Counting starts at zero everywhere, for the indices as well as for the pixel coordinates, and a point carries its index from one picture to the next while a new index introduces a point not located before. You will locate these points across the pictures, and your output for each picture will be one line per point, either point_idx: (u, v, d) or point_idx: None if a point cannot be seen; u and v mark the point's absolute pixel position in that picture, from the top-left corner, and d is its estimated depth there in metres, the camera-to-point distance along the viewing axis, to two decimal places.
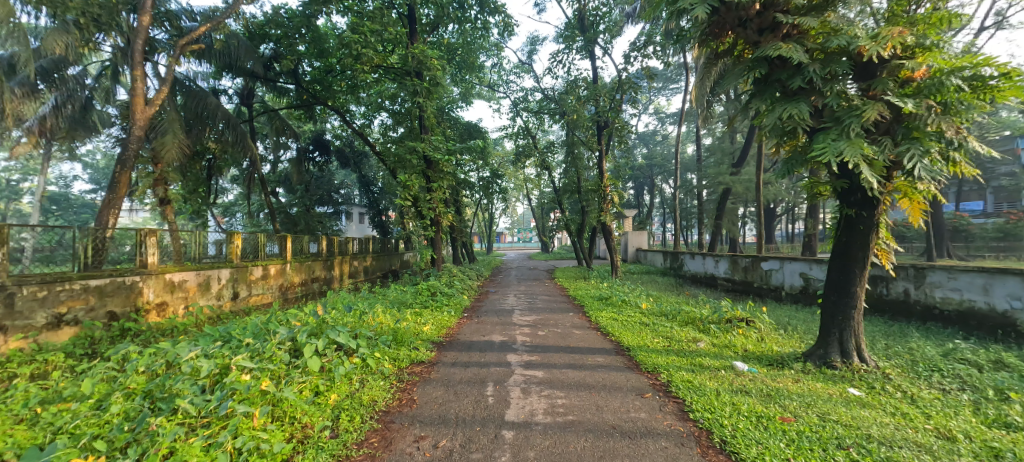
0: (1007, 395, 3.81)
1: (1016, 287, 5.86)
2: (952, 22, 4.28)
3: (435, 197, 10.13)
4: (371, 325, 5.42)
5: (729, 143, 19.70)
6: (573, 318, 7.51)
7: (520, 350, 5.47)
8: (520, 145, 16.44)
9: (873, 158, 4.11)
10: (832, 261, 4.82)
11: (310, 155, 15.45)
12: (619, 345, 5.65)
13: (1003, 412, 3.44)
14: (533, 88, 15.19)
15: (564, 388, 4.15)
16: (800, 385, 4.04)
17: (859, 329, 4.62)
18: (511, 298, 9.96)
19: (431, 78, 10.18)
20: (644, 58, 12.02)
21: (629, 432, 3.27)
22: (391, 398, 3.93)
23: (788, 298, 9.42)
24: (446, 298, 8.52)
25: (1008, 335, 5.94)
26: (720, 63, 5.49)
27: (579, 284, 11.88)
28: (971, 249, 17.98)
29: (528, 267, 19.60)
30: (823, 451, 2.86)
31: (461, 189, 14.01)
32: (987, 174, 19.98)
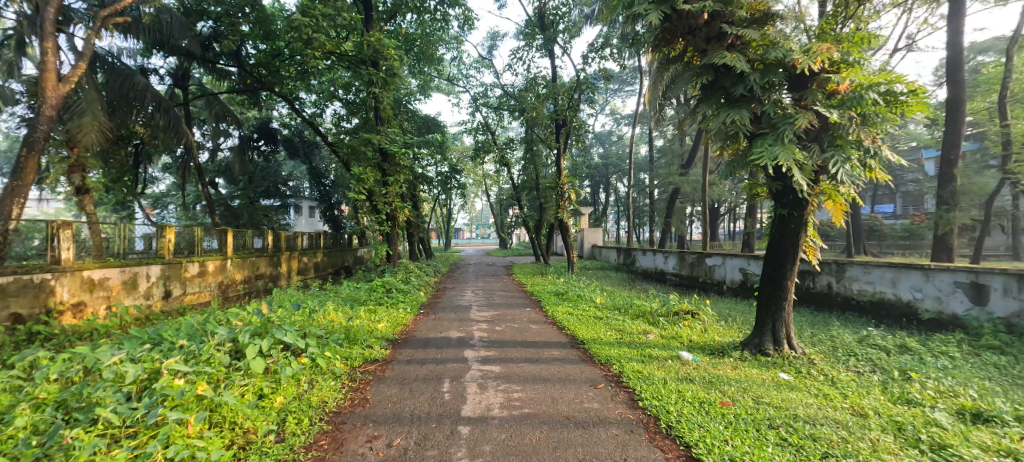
0: (909, 375, 4.26)
1: (919, 281, 6.57)
2: (871, 42, 4.68)
3: (390, 191, 9.90)
4: (322, 324, 5.26)
5: (679, 145, 20.54)
6: (528, 313, 7.63)
7: (477, 346, 5.51)
8: (478, 141, 16.39)
9: (803, 163, 4.46)
10: (766, 258, 5.16)
11: (253, 143, 14.54)
12: (574, 338, 5.82)
13: (906, 390, 3.85)
14: (493, 84, 15.18)
15: (520, 382, 4.22)
16: (737, 371, 4.33)
17: (789, 319, 4.99)
18: (468, 294, 9.97)
19: (388, 69, 9.97)
20: (602, 60, 12.31)
21: (582, 421, 3.39)
22: (343, 398, 3.85)
23: (729, 291, 10.01)
24: (402, 295, 8.42)
25: (911, 323, 6.65)
26: (672, 69, 5.71)
27: (535, 280, 12.01)
28: (884, 247, 19.94)
29: (486, 264, 19.31)
30: (757, 431, 3.09)
31: (417, 184, 13.86)
32: (897, 180, 22.23)
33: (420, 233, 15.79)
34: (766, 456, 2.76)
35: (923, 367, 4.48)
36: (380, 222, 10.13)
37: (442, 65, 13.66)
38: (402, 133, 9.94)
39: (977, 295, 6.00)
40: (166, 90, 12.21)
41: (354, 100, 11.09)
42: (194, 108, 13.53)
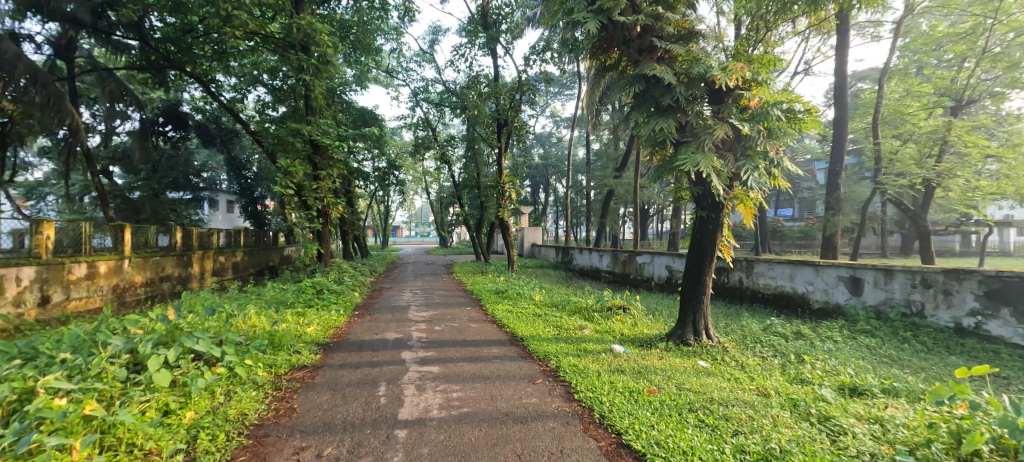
0: (802, 358, 4.82)
1: (811, 276, 7.43)
2: (776, 65, 5.21)
3: (322, 186, 9.45)
4: (241, 329, 4.92)
5: (614, 149, 21.50)
6: (468, 312, 7.64)
7: (415, 347, 5.44)
8: (418, 137, 16.04)
9: (720, 170, 4.88)
10: (689, 256, 5.58)
11: (158, 127, 13.24)
12: (513, 335, 5.94)
13: (800, 371, 4.35)
14: (434, 79, 14.97)
15: (459, 381, 4.25)
16: (663, 361, 4.65)
17: (708, 311, 5.43)
18: (407, 294, 9.81)
19: (320, 55, 9.48)
20: (542, 63, 12.61)
21: (520, 417, 3.49)
22: (265, 409, 3.66)
23: (657, 287, 10.66)
24: (334, 296, 8.10)
25: (804, 312, 7.51)
26: (607, 76, 6.01)
27: (476, 279, 12.09)
28: (785, 246, 22.29)
29: (425, 263, 19.10)
30: (678, 415, 3.35)
31: (353, 179, 13.40)
32: (796, 187, 24.94)
33: (355, 231, 15.22)
34: (686, 437, 3.00)
35: (814, 350, 5.09)
36: (310, 218, 9.56)
37: (380, 56, 13.24)
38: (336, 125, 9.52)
39: (855, 286, 6.90)
40: (45, 62, 10.69)
41: (281, 87, 10.40)
42: (83, 85, 11.94)
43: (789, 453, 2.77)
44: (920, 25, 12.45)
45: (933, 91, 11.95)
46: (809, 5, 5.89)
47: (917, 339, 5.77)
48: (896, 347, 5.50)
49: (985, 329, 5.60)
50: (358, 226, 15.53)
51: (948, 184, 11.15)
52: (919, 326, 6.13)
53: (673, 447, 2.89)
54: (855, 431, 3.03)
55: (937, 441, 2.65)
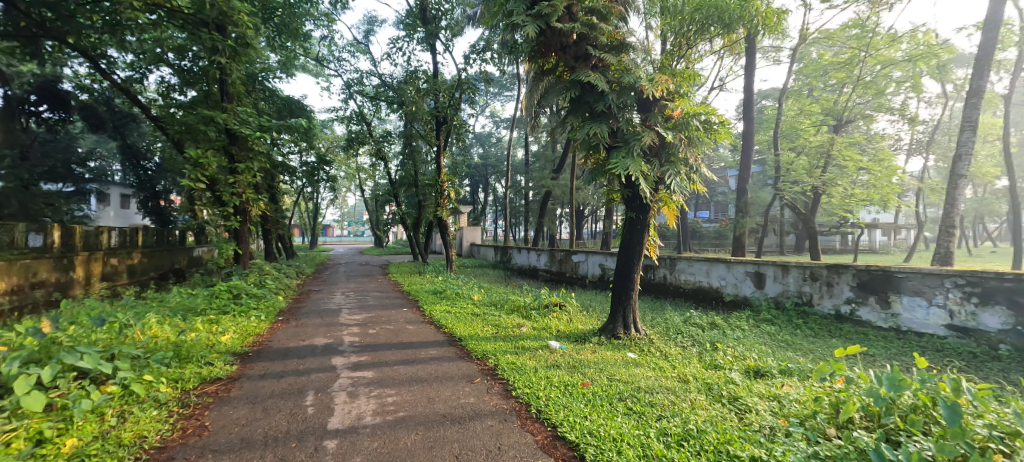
0: (716, 345, 5.29)
1: (724, 271, 8.14)
2: (696, 80, 5.62)
3: (241, 181, 8.74)
4: (139, 342, 4.42)
5: (552, 151, 22.06)
6: (403, 313, 7.49)
7: (347, 351, 5.26)
8: (352, 131, 15.36)
9: (647, 174, 5.19)
10: (619, 254, 5.89)
11: (29, 107, 9.71)
12: (451, 336, 5.93)
13: (715, 357, 4.77)
14: (369, 71, 14.42)
15: (394, 385, 4.18)
16: (596, 355, 4.88)
17: (636, 306, 5.77)
18: (338, 296, 9.42)
19: (238, 37, 8.69)
20: (482, 62, 12.67)
21: (458, 417, 3.51)
22: (169, 429, 3.34)
23: (590, 285, 11.11)
24: (255, 301, 7.57)
25: (718, 304, 8.21)
26: (546, 79, 6.20)
27: (413, 279, 11.87)
28: (703, 245, 24.19)
29: (358, 263, 18.42)
30: (609, 405, 3.54)
31: (276, 173, 12.58)
32: (713, 191, 27.16)
33: (279, 230, 14.28)
34: (616, 425, 3.18)
35: (726, 338, 5.61)
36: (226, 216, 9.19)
37: (308, 42, 12.48)
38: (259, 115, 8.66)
39: (758, 280, 7.67)
40: None
41: (191, 67, 9.11)
42: None
43: (705, 432, 3.04)
44: (812, 53, 14.33)
45: (821, 110, 13.63)
46: (724, 28, 6.54)
47: (808, 325, 6.55)
48: (792, 333, 6.21)
49: (857, 315, 6.46)
50: (284, 224, 14.61)
51: (831, 192, 12.88)
52: (808, 314, 6.94)
53: (604, 435, 3.05)
54: (758, 408, 3.38)
55: (821, 412, 3.06)
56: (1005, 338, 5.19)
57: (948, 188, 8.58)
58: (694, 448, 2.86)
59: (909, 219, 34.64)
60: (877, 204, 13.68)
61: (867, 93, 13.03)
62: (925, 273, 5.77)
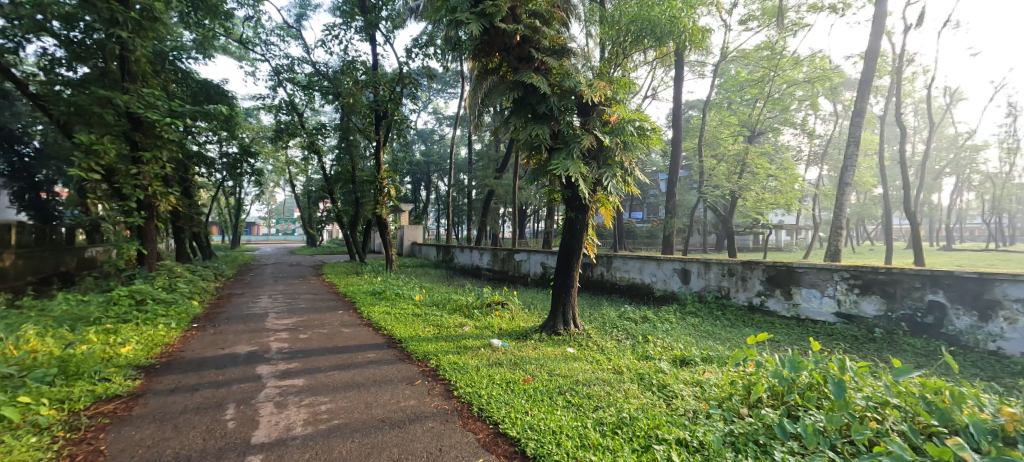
0: (647, 337, 5.62)
1: (655, 268, 8.62)
2: (630, 88, 5.93)
3: (147, 171, 7.91)
4: (13, 359, 3.88)
5: (495, 150, 22.19)
6: (338, 316, 7.21)
7: (274, 359, 4.99)
8: (280, 122, 14.35)
9: (586, 175, 5.39)
10: (560, 253, 6.06)
11: None
12: (390, 338, 5.81)
13: (647, 349, 5.06)
14: (301, 58, 13.64)
15: (327, 392, 4.03)
16: (536, 351, 5.01)
17: (575, 302, 5.97)
18: (264, 300, 8.86)
19: (146, 10, 7.83)
20: (425, 58, 12.47)
21: (397, 422, 3.45)
22: (54, 457, 2.97)
23: (532, 283, 11.32)
24: (164, 308, 6.91)
25: (650, 299, 8.69)
26: (489, 79, 6.25)
27: (349, 280, 11.44)
28: (637, 244, 25.48)
29: (288, 264, 17.38)
30: (549, 399, 3.66)
31: (190, 164, 11.55)
32: (647, 193, 28.67)
33: (195, 228, 13.09)
34: (555, 418, 3.29)
35: (656, 331, 5.96)
36: (127, 212, 8.20)
37: (230, 21, 11.54)
38: (166, 98, 7.88)
39: (684, 276, 8.21)
40: None
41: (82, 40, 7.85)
42: None
43: (637, 419, 3.23)
44: (732, 69, 15.57)
45: (737, 122, 14.93)
46: (657, 40, 6.90)
47: (727, 317, 7.13)
48: (712, 324, 6.73)
49: (767, 305, 7.12)
50: (201, 221, 13.43)
51: (745, 196, 14.08)
52: (726, 306, 7.55)
53: (544, 429, 3.15)
54: (683, 394, 3.65)
55: (737, 394, 3.37)
56: (879, 323, 5.97)
57: (836, 194, 9.73)
58: (627, 434, 3.04)
59: (808, 221, 38.86)
60: (781, 208, 15.17)
61: (773, 108, 14.53)
62: (820, 267, 6.50)
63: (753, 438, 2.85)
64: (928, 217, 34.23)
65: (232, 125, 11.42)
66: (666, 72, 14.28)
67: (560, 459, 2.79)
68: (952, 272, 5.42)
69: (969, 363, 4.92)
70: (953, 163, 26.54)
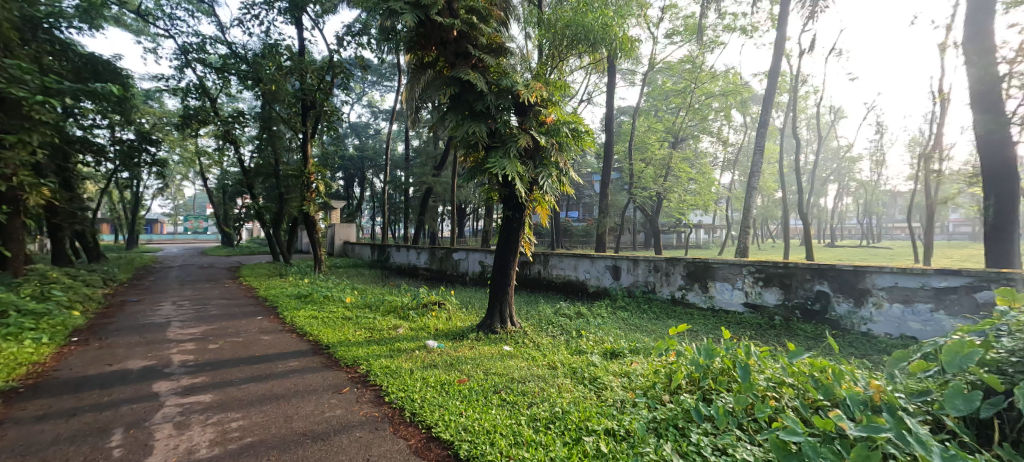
0: (580, 332, 5.82)
1: (589, 265, 8.96)
2: (565, 91, 6.09)
3: (12, 157, 6.81)
4: None
5: (433, 147, 21.87)
6: (256, 323, 6.73)
7: (176, 374, 4.54)
8: (188, 106, 12.91)
9: (523, 175, 5.47)
10: (497, 251, 6.11)
11: None
12: (316, 344, 5.54)
13: (580, 344, 5.24)
14: (214, 38, 12.51)
15: (239, 408, 3.73)
16: (473, 350, 5.01)
17: (512, 300, 6.04)
18: (169, 307, 8.05)
19: None
20: (357, 47, 12.00)
21: (321, 434, 3.27)
22: None
23: (470, 282, 11.31)
24: (36, 320, 6.02)
25: (584, 295, 9.01)
26: (426, 73, 6.15)
27: (271, 282, 10.73)
28: (573, 242, 26.35)
29: (199, 266, 15.91)
30: (483, 398, 3.67)
31: (75, 151, 10.16)
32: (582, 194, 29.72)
33: (77, 226, 11.54)
34: (490, 418, 3.31)
35: (588, 325, 6.21)
36: None
37: None
38: (37, 72, 6.79)
39: (615, 272, 8.60)
40: None
41: None
42: None
43: (569, 413, 3.35)
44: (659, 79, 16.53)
45: (663, 128, 15.89)
46: (589, 46, 7.16)
47: (653, 310, 7.58)
48: (639, 317, 7.13)
49: (687, 298, 7.65)
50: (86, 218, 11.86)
51: (670, 197, 15.06)
52: (652, 300, 8.02)
53: (478, 429, 3.15)
54: (612, 385, 3.83)
55: (659, 383, 3.61)
56: (779, 311, 6.65)
57: (745, 197, 10.68)
58: (559, 428, 3.13)
59: (721, 221, 42.48)
60: (700, 209, 16.40)
61: (693, 117, 15.68)
62: (732, 262, 7.11)
63: (673, 423, 3.06)
64: (816, 219, 38.99)
65: (126, 109, 10.13)
66: (599, 77, 14.88)
67: (492, 457, 2.81)
68: (835, 265, 6.18)
69: (846, 343, 5.64)
70: (837, 172, 30.43)
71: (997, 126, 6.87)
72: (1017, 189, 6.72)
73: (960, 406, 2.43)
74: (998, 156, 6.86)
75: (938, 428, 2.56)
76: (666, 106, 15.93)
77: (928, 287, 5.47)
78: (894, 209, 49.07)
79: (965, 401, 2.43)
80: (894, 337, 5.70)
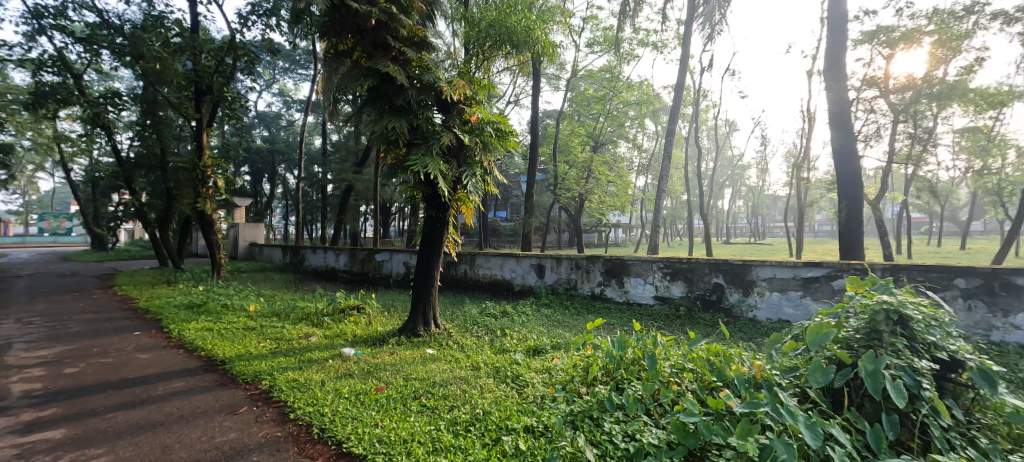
0: (505, 331, 5.88)
1: (515, 265, 9.07)
2: (492, 92, 6.09)
3: None
4: None
5: (353, 143, 20.90)
6: (131, 340, 5.93)
7: (17, 408, 3.84)
8: (44, 83, 10.98)
9: (446, 173, 5.39)
10: (419, 252, 5.97)
11: None
12: (209, 360, 5.02)
13: (505, 342, 5.28)
14: (83, 5, 10.82)
15: (104, 441, 3.26)
16: (393, 356, 4.85)
17: (436, 302, 5.94)
18: (14, 326, 6.80)
19: None
20: (265, 28, 11.12)
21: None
22: None
23: (394, 284, 10.96)
24: None
25: (510, 294, 9.11)
26: (342, 64, 5.85)
27: (156, 292, 9.54)
28: (499, 242, 26.67)
29: (61, 274, 13.65)
30: (402, 406, 3.57)
31: None
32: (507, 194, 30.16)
33: None
34: (408, 426, 3.22)
35: (513, 324, 6.29)
36: None
37: None
38: None
39: (539, 271, 8.80)
40: None
41: None
42: None
43: (489, 413, 3.35)
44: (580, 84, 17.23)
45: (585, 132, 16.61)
46: (513, 48, 7.23)
47: (575, 306, 7.88)
48: (562, 313, 7.37)
49: (606, 294, 8.04)
50: None
51: (591, 198, 15.76)
52: (574, 296, 8.32)
53: (394, 440, 3.04)
54: (533, 382, 3.92)
55: (576, 377, 3.75)
56: (684, 302, 7.23)
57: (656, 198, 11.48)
58: (479, 430, 3.13)
59: (635, 220, 45.44)
60: (617, 210, 17.35)
61: (612, 123, 16.51)
62: (644, 259, 7.61)
63: (589, 414, 3.19)
64: (715, 219, 43.18)
65: None
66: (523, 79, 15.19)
67: None
68: (727, 260, 6.87)
69: (737, 329, 6.28)
70: (732, 178, 33.96)
71: (847, 141, 8.07)
72: (861, 195, 7.98)
73: (820, 379, 2.81)
74: (849, 167, 8.07)
75: (804, 400, 2.93)
76: (585, 109, 16.64)
77: (799, 277, 6.29)
78: (775, 211, 56.00)
79: (823, 373, 2.81)
80: (774, 321, 6.46)
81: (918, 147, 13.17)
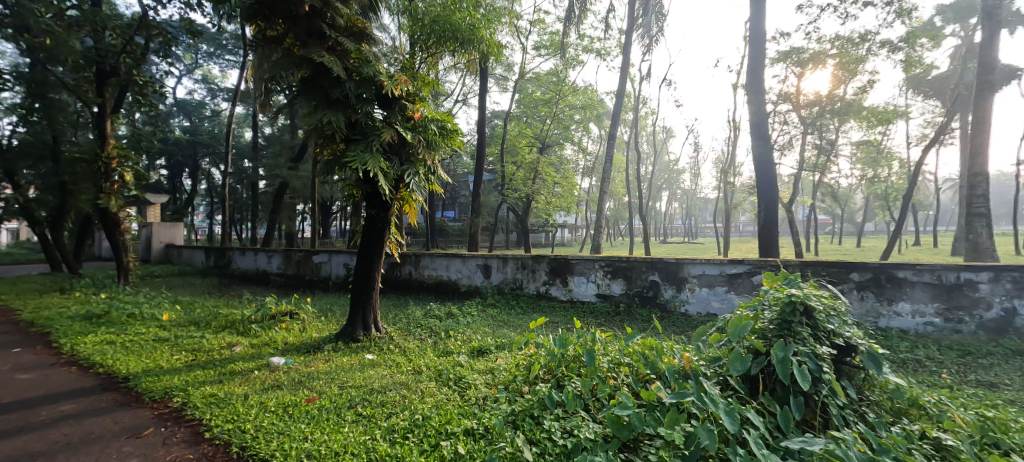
0: (449, 333, 5.81)
1: (461, 266, 8.99)
2: (436, 89, 5.98)
3: None
4: None
5: (288, 136, 19.79)
6: (9, 358, 5.22)
7: None
8: None
9: (387, 171, 5.23)
10: (359, 253, 5.75)
11: None
12: (107, 378, 4.52)
13: (448, 344, 5.21)
14: None
15: None
16: (329, 363, 4.64)
17: (376, 305, 5.74)
18: None
19: None
20: (185, 7, 10.25)
21: None
22: None
23: (334, 286, 10.50)
24: None
25: (456, 295, 9.02)
26: (273, 51, 5.52)
27: (48, 301, 8.48)
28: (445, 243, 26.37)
29: None
30: (335, 416, 3.41)
31: None
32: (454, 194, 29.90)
33: None
34: (341, 437, 3.08)
35: (457, 325, 6.22)
36: None
37: None
38: None
39: (486, 271, 8.78)
40: None
41: None
42: None
43: (428, 419, 3.29)
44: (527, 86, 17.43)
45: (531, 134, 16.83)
46: (457, 45, 7.14)
47: (520, 305, 7.94)
48: (507, 313, 7.41)
49: (551, 293, 8.17)
50: None
51: (537, 199, 15.98)
52: (519, 296, 8.39)
53: (326, 453, 2.90)
54: (475, 384, 3.89)
55: (517, 377, 3.77)
56: (623, 299, 7.51)
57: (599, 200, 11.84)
58: (417, 437, 3.05)
59: (580, 221, 46.68)
60: (562, 211, 17.71)
61: (558, 125, 16.84)
62: (587, 258, 7.82)
63: (529, 413, 3.22)
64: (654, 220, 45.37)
65: None
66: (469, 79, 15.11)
67: None
68: (662, 258, 7.23)
69: (669, 323, 6.61)
70: (669, 181, 35.85)
71: (765, 150, 8.77)
72: (777, 198, 8.68)
73: (739, 367, 3.02)
74: (767, 173, 8.74)
75: (727, 387, 3.14)
76: (530, 110, 16.85)
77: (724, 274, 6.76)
78: (707, 213, 59.84)
79: (742, 362, 3.04)
80: (702, 315, 6.88)
81: (823, 156, 14.61)
